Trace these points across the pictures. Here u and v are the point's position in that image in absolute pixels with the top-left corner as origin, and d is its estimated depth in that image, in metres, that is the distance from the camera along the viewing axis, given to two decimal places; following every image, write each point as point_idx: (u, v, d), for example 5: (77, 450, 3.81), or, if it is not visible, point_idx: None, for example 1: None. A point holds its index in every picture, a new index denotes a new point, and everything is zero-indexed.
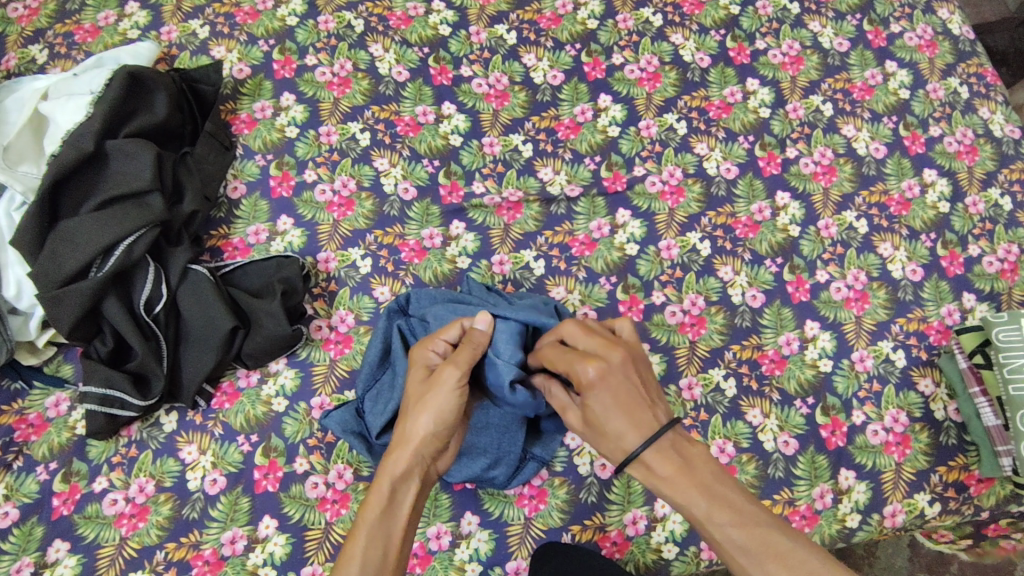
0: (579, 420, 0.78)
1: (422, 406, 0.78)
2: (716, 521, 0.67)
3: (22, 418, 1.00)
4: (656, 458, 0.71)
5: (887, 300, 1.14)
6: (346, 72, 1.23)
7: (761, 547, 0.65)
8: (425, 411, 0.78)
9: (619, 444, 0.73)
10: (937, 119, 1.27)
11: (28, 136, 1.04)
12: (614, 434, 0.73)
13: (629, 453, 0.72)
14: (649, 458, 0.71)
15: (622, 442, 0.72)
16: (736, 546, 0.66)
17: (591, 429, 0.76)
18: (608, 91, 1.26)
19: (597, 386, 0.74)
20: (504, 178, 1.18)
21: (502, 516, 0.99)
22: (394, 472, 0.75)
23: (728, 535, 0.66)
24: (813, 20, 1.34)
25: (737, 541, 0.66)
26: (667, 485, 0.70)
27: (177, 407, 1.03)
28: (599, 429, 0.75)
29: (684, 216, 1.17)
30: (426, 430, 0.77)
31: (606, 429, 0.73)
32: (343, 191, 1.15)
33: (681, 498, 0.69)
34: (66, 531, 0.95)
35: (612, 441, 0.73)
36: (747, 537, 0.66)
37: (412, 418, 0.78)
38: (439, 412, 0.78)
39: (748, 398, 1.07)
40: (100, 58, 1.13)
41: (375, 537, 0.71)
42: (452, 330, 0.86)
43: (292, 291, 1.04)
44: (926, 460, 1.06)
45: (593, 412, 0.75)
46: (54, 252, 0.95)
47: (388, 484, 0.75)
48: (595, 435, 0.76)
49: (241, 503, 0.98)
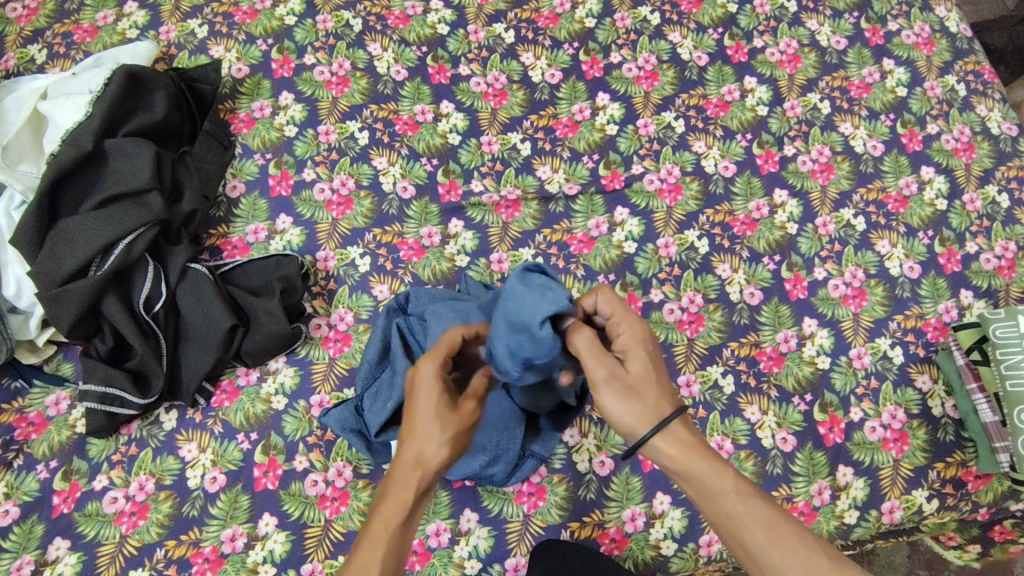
0: (615, 372, 0.72)
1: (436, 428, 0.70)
2: (743, 498, 0.70)
3: (22, 417, 1.00)
4: (681, 431, 0.72)
5: (885, 297, 1.14)
6: (345, 71, 1.23)
7: (781, 529, 0.69)
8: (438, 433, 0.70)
9: (654, 406, 0.72)
10: (935, 117, 1.28)
11: (27, 135, 1.05)
12: (654, 394, 0.72)
13: (665, 417, 0.72)
14: (676, 425, 0.72)
15: (659, 404, 0.72)
16: (759, 524, 0.69)
17: (630, 385, 0.72)
18: (606, 89, 1.26)
19: (647, 344, 0.74)
20: (503, 176, 1.19)
21: (501, 513, 1.00)
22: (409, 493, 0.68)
23: (754, 512, 0.69)
24: (811, 18, 1.34)
25: (762, 519, 0.69)
26: (692, 457, 0.72)
27: (176, 406, 1.03)
28: (639, 386, 0.72)
29: (682, 214, 1.17)
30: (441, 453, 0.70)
31: (648, 387, 0.72)
32: (341, 190, 1.16)
33: (712, 470, 0.71)
34: (66, 529, 0.95)
35: (649, 399, 0.72)
36: (771, 518, 0.70)
37: (432, 441, 0.70)
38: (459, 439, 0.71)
39: (746, 395, 1.07)
40: (98, 58, 1.13)
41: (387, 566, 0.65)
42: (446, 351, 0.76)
43: (291, 290, 1.05)
44: (924, 457, 1.06)
45: (636, 368, 0.73)
46: (53, 250, 0.96)
47: (405, 511, 0.68)
48: (628, 392, 0.72)
49: (241, 500, 0.98)
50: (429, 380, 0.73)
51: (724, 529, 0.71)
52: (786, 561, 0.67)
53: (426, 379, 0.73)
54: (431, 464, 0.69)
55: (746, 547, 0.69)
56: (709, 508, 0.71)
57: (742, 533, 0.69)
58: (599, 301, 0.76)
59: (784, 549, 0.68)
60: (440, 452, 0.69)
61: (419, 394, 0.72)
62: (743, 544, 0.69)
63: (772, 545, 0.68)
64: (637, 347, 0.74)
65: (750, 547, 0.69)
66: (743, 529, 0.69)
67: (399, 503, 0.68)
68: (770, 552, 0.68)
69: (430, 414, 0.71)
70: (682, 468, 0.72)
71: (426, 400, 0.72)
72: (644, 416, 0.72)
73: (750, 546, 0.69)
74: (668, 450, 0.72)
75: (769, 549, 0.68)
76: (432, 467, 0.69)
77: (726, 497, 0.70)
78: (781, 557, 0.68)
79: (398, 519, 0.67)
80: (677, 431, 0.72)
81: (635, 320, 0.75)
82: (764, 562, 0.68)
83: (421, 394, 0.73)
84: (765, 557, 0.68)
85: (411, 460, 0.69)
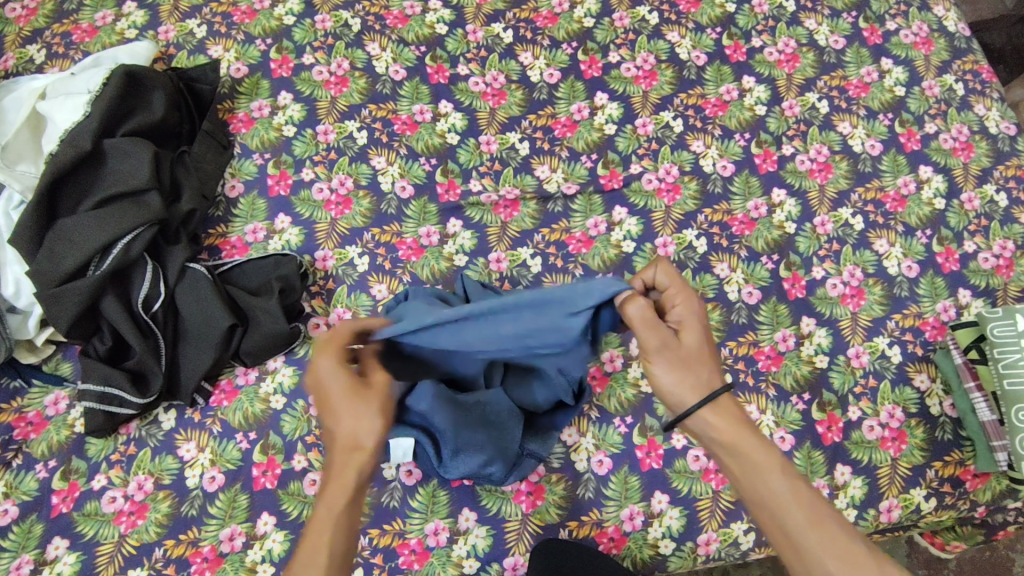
0: (669, 342, 0.75)
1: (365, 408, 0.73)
2: (788, 480, 0.71)
3: (21, 417, 1.00)
4: (729, 408, 0.74)
5: (883, 296, 1.14)
6: (343, 71, 1.23)
7: (821, 515, 0.69)
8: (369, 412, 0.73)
9: (705, 379, 0.74)
10: (933, 116, 1.28)
11: (26, 135, 1.05)
12: (706, 369, 0.75)
13: (715, 391, 0.74)
14: (724, 401, 0.74)
15: (709, 379, 0.74)
16: (801, 507, 0.70)
17: (683, 357, 0.74)
18: (605, 89, 1.26)
19: (701, 321, 0.77)
20: (501, 176, 1.19)
21: (500, 512, 1.00)
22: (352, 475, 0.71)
23: (798, 493, 0.70)
24: (809, 18, 1.34)
25: (805, 504, 0.70)
26: (738, 433, 0.73)
27: (175, 405, 1.03)
28: (691, 359, 0.75)
29: (680, 213, 1.18)
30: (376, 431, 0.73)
31: (700, 362, 0.75)
32: (340, 190, 1.16)
33: (760, 447, 0.72)
34: (65, 529, 0.95)
35: (702, 374, 0.74)
36: (813, 504, 0.70)
37: (360, 416, 0.73)
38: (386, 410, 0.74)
39: (744, 394, 1.07)
40: (97, 58, 1.13)
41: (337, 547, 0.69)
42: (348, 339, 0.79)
43: (290, 290, 1.05)
44: (922, 456, 1.07)
45: (689, 341, 0.76)
46: (52, 250, 0.96)
47: (349, 488, 0.71)
48: (681, 364, 0.74)
49: (240, 500, 0.98)
50: (334, 364, 0.76)
51: (762, 506, 0.71)
52: (823, 547, 0.67)
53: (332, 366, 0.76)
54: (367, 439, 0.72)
55: (783, 527, 0.70)
56: (751, 484, 0.72)
57: (782, 511, 0.70)
58: (658, 273, 0.79)
59: (821, 534, 0.68)
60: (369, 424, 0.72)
61: (330, 377, 0.75)
62: (779, 522, 0.70)
63: (811, 526, 0.69)
64: (692, 322, 0.77)
65: (788, 526, 0.70)
66: (783, 508, 0.70)
67: (341, 487, 0.71)
68: (806, 533, 0.68)
69: (346, 396, 0.74)
70: (726, 438, 0.73)
71: (333, 381, 0.75)
72: (695, 388, 0.74)
73: (786, 524, 0.70)
74: (716, 422, 0.74)
75: (807, 531, 0.68)
76: (365, 442, 0.72)
77: (772, 473, 0.71)
78: (818, 542, 0.68)
79: (342, 498, 0.70)
80: (725, 408, 0.74)
81: (692, 297, 0.77)
82: (800, 542, 0.69)
83: (330, 378, 0.75)
84: (801, 536, 0.69)
85: (346, 441, 0.72)
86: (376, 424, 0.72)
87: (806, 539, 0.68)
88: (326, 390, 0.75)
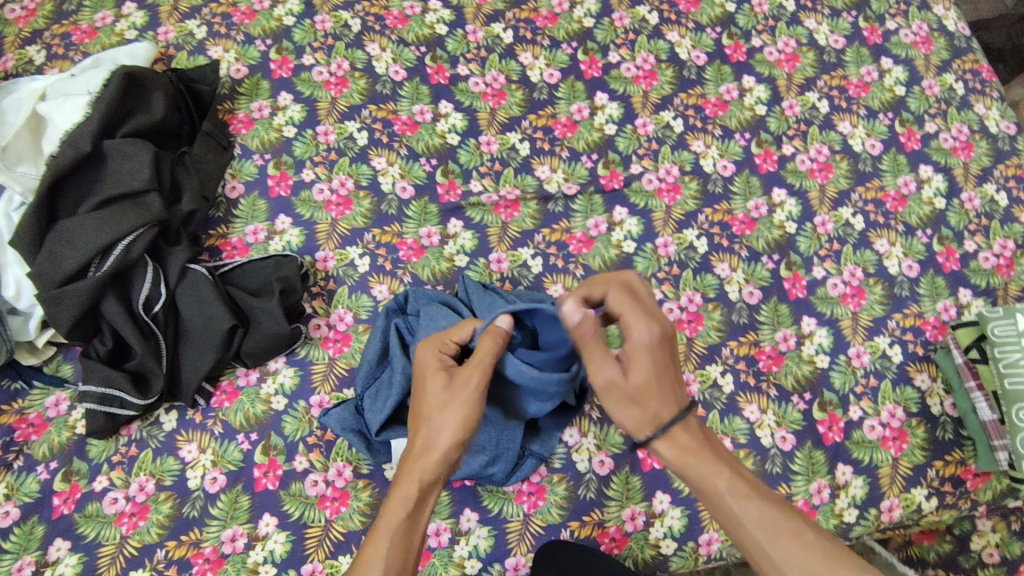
0: (614, 374, 0.77)
1: (445, 412, 0.77)
2: (739, 497, 0.74)
3: (22, 418, 1.00)
4: (680, 434, 0.77)
5: (883, 296, 1.15)
6: (344, 71, 1.23)
7: (783, 525, 0.73)
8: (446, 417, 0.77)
9: (653, 415, 0.77)
10: (933, 116, 1.28)
11: (25, 136, 1.04)
12: (655, 401, 0.77)
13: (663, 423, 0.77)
14: (677, 431, 0.77)
15: (655, 413, 0.77)
16: (759, 524, 0.73)
17: (628, 395, 0.77)
18: (605, 89, 1.26)
19: (656, 351, 0.77)
20: (501, 176, 1.19)
21: (501, 512, 1.00)
22: (420, 477, 0.75)
23: (749, 508, 0.74)
24: (809, 17, 1.34)
25: (759, 519, 0.73)
26: (687, 458, 0.77)
27: (176, 406, 1.03)
28: (639, 395, 0.77)
29: (681, 214, 1.17)
30: (448, 438, 0.76)
31: (648, 396, 0.77)
32: (341, 190, 1.16)
33: (707, 470, 0.76)
34: (67, 531, 0.95)
35: (650, 408, 0.77)
36: (771, 518, 0.73)
37: (435, 423, 0.77)
38: (460, 419, 0.77)
39: (745, 394, 1.07)
40: (97, 59, 1.13)
41: (390, 562, 0.71)
42: (462, 332, 0.86)
43: (290, 291, 1.05)
44: (923, 455, 1.07)
45: (639, 377, 0.76)
46: (52, 252, 0.96)
47: (409, 502, 0.74)
48: (629, 400, 0.77)
49: (241, 501, 0.98)
50: (432, 363, 0.83)
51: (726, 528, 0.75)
52: (784, 557, 0.71)
53: (430, 364, 0.83)
54: (438, 446, 0.76)
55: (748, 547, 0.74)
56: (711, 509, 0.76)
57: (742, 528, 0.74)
58: (609, 294, 0.79)
59: (781, 545, 0.72)
60: (440, 433, 0.77)
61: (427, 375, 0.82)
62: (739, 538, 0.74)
63: (768, 542, 0.72)
64: (640, 352, 0.76)
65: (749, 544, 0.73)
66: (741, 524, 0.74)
67: (403, 496, 0.75)
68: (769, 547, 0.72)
69: (432, 400, 0.79)
70: (677, 463, 0.77)
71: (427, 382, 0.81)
72: (643, 422, 0.77)
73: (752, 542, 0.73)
74: (666, 450, 0.78)
75: (766, 545, 0.72)
76: (437, 446, 0.76)
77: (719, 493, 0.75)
78: (779, 552, 0.71)
79: (404, 507, 0.74)
80: (676, 435, 0.77)
81: (651, 325, 0.76)
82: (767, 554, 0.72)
83: (425, 376, 0.82)
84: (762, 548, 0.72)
85: (421, 444, 0.77)
86: (450, 431, 0.76)
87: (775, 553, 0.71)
88: (422, 388, 0.82)
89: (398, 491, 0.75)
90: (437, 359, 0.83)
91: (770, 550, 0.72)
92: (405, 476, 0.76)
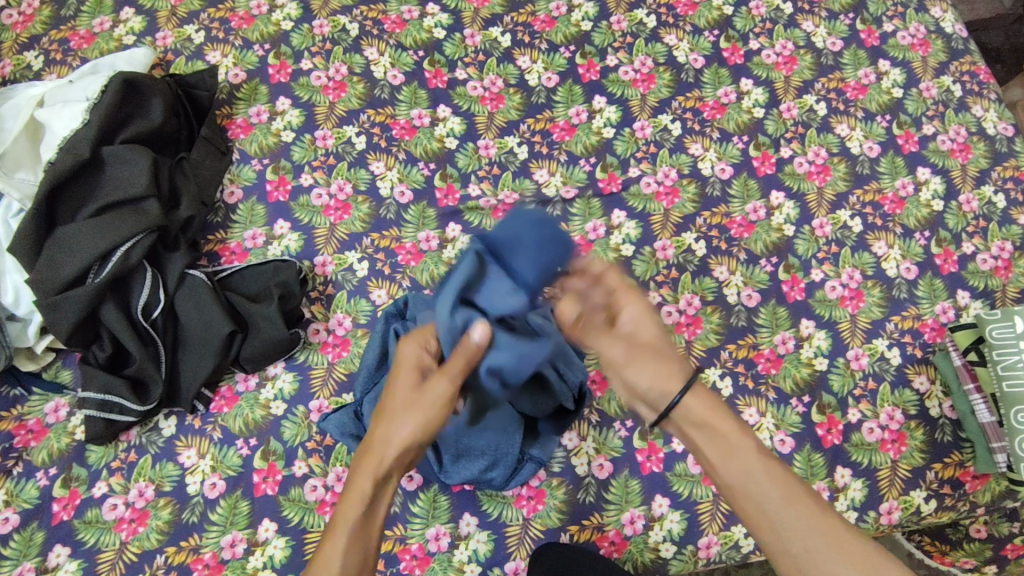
0: (629, 345, 0.77)
1: (407, 414, 0.73)
2: (762, 458, 0.73)
3: (21, 425, 1.00)
4: (706, 393, 0.77)
5: (882, 299, 1.15)
6: (342, 76, 1.23)
7: (800, 495, 0.71)
8: (408, 420, 0.73)
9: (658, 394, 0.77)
10: (930, 118, 1.28)
11: (24, 142, 1.05)
12: (676, 361, 0.77)
13: (691, 376, 0.76)
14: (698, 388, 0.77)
15: (677, 366, 0.77)
16: (778, 495, 0.71)
17: (648, 353, 0.77)
18: (603, 92, 1.26)
19: (651, 314, 0.79)
20: (500, 180, 1.19)
21: (500, 517, 1.00)
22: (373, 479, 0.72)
23: (770, 471, 0.72)
24: (806, 20, 1.34)
25: (778, 485, 0.71)
26: (715, 422, 0.76)
27: (175, 412, 1.03)
28: (659, 354, 0.77)
29: (679, 217, 1.18)
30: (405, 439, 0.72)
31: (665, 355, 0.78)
32: (339, 195, 1.16)
33: (733, 429, 0.75)
34: (66, 537, 0.95)
35: (670, 363, 0.77)
36: (794, 490, 0.71)
37: (398, 419, 0.73)
38: (425, 421, 0.73)
39: (744, 397, 1.07)
40: (95, 66, 1.13)
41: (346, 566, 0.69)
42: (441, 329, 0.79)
43: (289, 296, 1.05)
44: (921, 457, 1.07)
45: (644, 334, 0.78)
46: (51, 260, 0.96)
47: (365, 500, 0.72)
48: (648, 359, 0.77)
49: (240, 507, 0.98)
50: (409, 359, 0.77)
51: (739, 484, 0.73)
52: (800, 522, 0.69)
53: (406, 363, 0.77)
54: (395, 441, 0.73)
55: (761, 506, 0.71)
56: (727, 466, 0.73)
57: (759, 492, 0.71)
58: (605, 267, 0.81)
59: (798, 511, 0.70)
60: (400, 433, 0.72)
61: (399, 372, 0.76)
62: (753, 503, 0.71)
63: (785, 503, 0.70)
64: (648, 316, 0.79)
65: (765, 505, 0.71)
66: (760, 489, 0.71)
67: (359, 492, 0.72)
68: (782, 518, 0.70)
69: (402, 397, 0.74)
70: (705, 421, 0.76)
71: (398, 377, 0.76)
72: (667, 380, 0.76)
73: (766, 510, 0.70)
74: (694, 409, 0.76)
75: (781, 507, 0.70)
76: (394, 442, 0.73)
77: (745, 453, 0.73)
78: (795, 517, 0.69)
79: (359, 503, 0.72)
80: (696, 395, 0.76)
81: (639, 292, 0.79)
82: (779, 525, 0.69)
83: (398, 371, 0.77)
84: (774, 518, 0.70)
85: (379, 440, 0.74)
86: (407, 433, 0.72)
87: (791, 532, 0.69)
88: (394, 382, 0.76)
89: (355, 484, 0.73)
90: (415, 356, 0.78)
91: (783, 515, 0.70)
92: (362, 473, 0.73)
